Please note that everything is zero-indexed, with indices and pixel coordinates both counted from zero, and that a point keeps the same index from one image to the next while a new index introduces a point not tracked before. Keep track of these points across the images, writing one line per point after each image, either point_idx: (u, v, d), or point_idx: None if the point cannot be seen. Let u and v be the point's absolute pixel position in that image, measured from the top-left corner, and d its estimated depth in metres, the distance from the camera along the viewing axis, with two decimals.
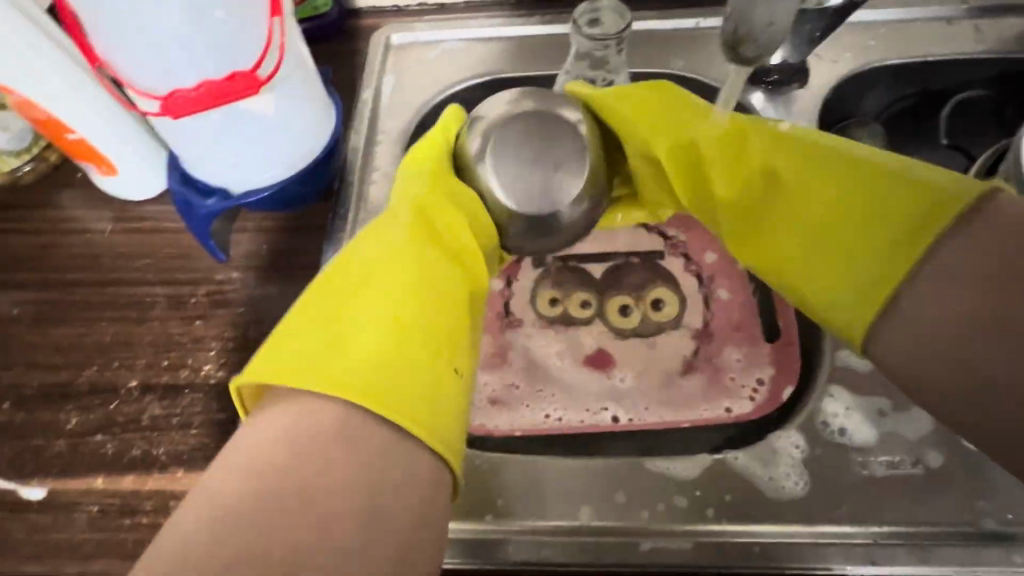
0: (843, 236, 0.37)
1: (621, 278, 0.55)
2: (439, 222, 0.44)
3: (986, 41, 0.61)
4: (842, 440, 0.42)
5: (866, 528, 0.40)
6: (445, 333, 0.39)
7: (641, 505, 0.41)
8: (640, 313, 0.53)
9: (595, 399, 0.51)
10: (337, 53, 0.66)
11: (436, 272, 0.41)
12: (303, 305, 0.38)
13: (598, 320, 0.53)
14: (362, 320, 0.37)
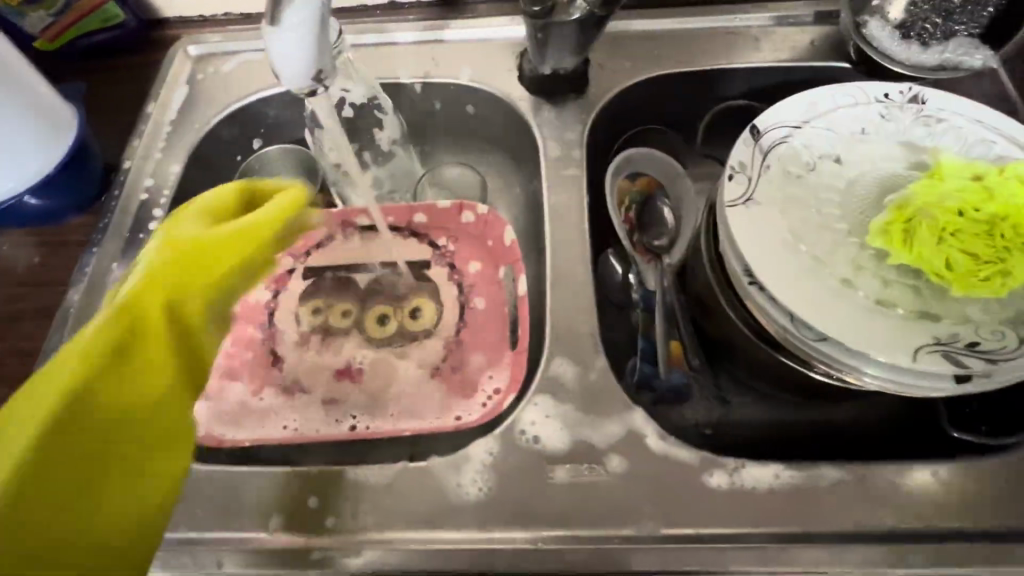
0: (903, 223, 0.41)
1: (384, 288, 0.56)
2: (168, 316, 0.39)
3: (761, 50, 0.63)
4: (534, 447, 0.44)
5: (537, 532, 0.41)
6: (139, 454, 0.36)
7: (331, 512, 0.42)
8: (397, 323, 0.55)
9: (341, 409, 0.51)
10: (137, 63, 0.66)
11: (132, 404, 0.36)
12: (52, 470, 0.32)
13: (356, 330, 0.54)
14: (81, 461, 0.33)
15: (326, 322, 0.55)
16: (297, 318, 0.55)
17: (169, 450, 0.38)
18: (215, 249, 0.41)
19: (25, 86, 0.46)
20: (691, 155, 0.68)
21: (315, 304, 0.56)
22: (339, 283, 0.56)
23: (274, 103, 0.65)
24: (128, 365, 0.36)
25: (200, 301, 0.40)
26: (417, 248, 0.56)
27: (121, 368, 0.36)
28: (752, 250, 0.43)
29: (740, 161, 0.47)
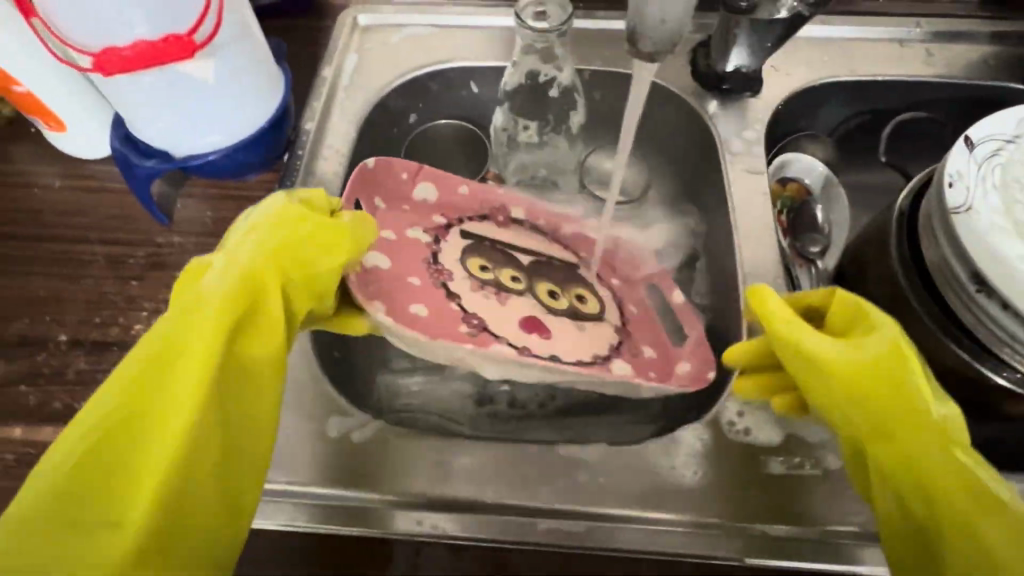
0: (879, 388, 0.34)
1: (546, 268, 0.53)
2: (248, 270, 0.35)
3: (934, 65, 0.63)
4: (746, 438, 0.44)
5: (758, 523, 0.41)
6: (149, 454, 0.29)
7: (544, 483, 0.42)
8: (568, 301, 0.51)
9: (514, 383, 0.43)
10: (304, 28, 0.66)
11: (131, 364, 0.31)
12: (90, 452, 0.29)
13: (530, 293, 0.50)
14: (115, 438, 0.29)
15: (496, 280, 0.50)
16: (464, 267, 0.50)
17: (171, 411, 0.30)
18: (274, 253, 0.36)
19: (258, 43, 0.46)
20: (844, 164, 0.68)
21: (479, 263, 0.51)
22: (505, 248, 0.53)
23: (440, 78, 0.65)
24: (169, 339, 0.32)
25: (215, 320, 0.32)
26: (594, 232, 0.57)
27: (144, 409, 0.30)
28: (982, 258, 0.43)
29: (957, 170, 0.47)
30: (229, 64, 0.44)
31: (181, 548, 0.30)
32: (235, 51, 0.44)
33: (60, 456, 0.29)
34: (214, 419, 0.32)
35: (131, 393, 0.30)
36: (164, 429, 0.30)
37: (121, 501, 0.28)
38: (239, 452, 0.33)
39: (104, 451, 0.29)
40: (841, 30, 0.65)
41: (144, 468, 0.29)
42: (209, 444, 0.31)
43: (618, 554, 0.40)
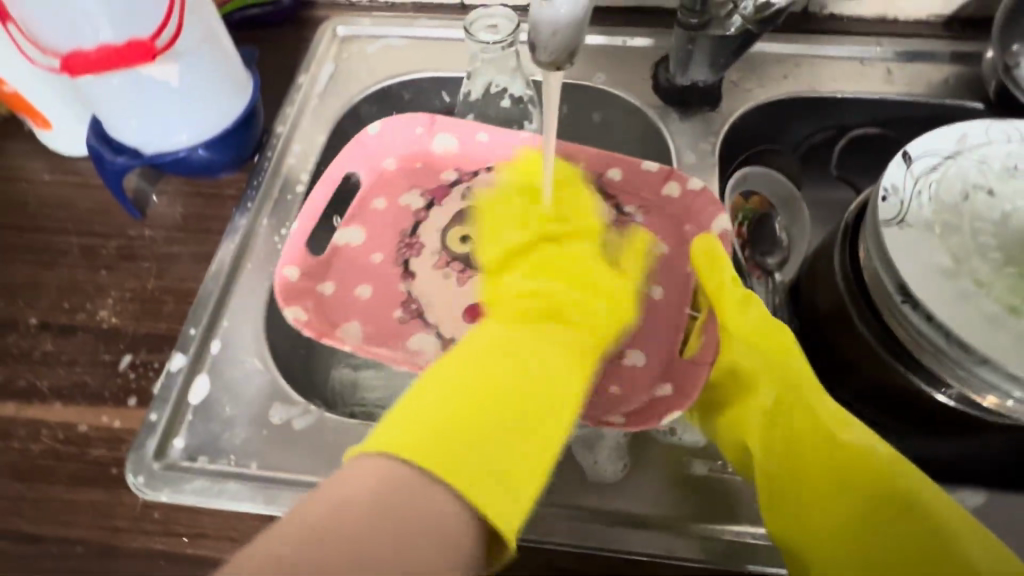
0: (793, 451, 0.40)
1: None
2: (558, 260, 0.45)
3: (894, 83, 0.64)
4: (671, 436, 0.45)
5: (675, 521, 0.41)
6: (527, 408, 0.36)
7: None
8: None
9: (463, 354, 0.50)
10: (286, 38, 0.70)
11: (507, 336, 0.40)
12: (444, 397, 0.36)
13: None
14: (467, 386, 0.36)
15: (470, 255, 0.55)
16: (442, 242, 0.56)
17: (495, 361, 0.38)
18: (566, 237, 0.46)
19: (223, 49, 0.49)
20: (807, 179, 0.69)
21: (463, 232, 0.56)
22: None
23: (412, 87, 0.68)
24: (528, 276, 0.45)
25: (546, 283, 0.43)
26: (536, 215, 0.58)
27: (497, 360, 0.38)
28: (907, 268, 0.44)
29: (892, 184, 0.48)
30: (191, 68, 0.47)
31: (487, 460, 0.33)
32: (199, 55, 0.47)
33: (419, 398, 0.36)
34: (529, 387, 0.37)
35: (490, 355, 0.39)
36: (499, 386, 0.37)
37: (440, 429, 0.33)
38: (551, 398, 0.37)
39: (426, 400, 0.36)
40: (804, 48, 0.66)
41: (469, 406, 0.35)
42: (549, 390, 0.37)
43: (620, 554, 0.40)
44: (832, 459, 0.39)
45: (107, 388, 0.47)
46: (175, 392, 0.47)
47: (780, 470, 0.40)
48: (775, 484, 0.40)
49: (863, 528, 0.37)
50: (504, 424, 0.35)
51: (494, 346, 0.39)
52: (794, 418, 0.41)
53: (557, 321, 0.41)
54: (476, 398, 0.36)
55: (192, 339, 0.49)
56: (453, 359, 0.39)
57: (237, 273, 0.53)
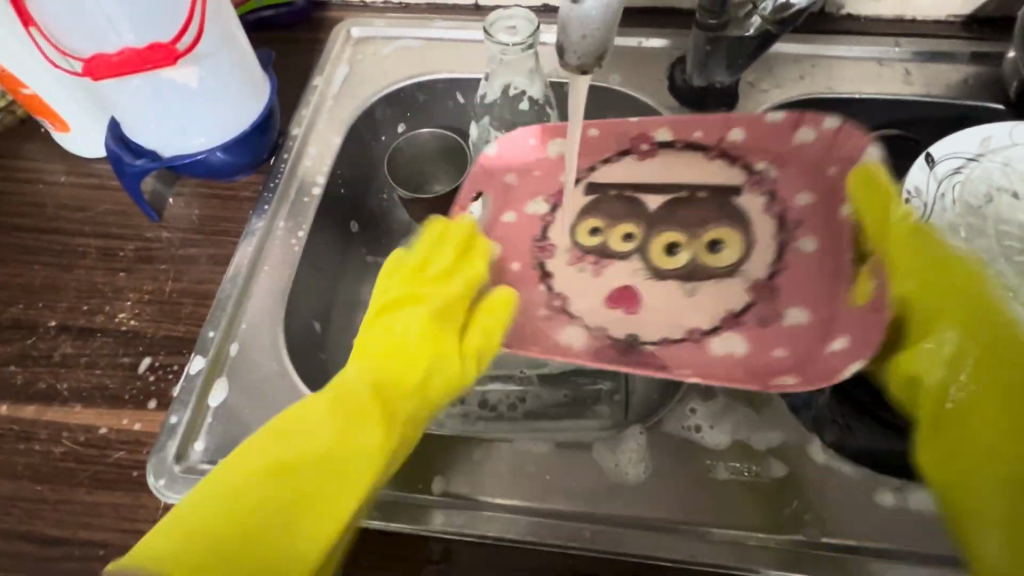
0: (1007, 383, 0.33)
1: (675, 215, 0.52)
2: (408, 367, 0.40)
3: (913, 84, 0.63)
4: (694, 435, 0.45)
5: (697, 525, 0.41)
6: (244, 513, 0.32)
7: (489, 475, 0.44)
8: (690, 255, 0.51)
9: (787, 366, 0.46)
10: (300, 40, 0.70)
11: (316, 406, 0.37)
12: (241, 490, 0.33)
13: (639, 256, 0.51)
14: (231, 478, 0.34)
15: (606, 244, 0.52)
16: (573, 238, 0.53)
17: (297, 456, 0.35)
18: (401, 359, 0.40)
19: (242, 51, 0.49)
20: None
21: (594, 224, 0.53)
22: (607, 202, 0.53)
23: (426, 88, 0.67)
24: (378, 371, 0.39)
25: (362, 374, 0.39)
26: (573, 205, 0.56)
27: (337, 473, 0.35)
28: None
29: (914, 186, 0.47)
30: (211, 71, 0.47)
31: (297, 544, 0.33)
32: (218, 57, 0.47)
33: (288, 424, 0.37)
34: (323, 438, 0.36)
35: (264, 465, 0.34)
36: (306, 431, 0.36)
37: (257, 485, 0.33)
38: (343, 445, 0.36)
39: (290, 436, 0.36)
40: (821, 48, 0.65)
41: (303, 449, 0.35)
42: (286, 495, 0.33)
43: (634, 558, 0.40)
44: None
45: (126, 391, 0.47)
46: (194, 395, 0.47)
47: (983, 399, 0.34)
48: (944, 416, 0.34)
49: None
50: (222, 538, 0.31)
51: (309, 446, 0.35)
52: (999, 349, 0.34)
53: (365, 363, 0.40)
54: (233, 508, 0.32)
55: (210, 341, 0.49)
56: (261, 436, 0.36)
57: (254, 275, 0.53)
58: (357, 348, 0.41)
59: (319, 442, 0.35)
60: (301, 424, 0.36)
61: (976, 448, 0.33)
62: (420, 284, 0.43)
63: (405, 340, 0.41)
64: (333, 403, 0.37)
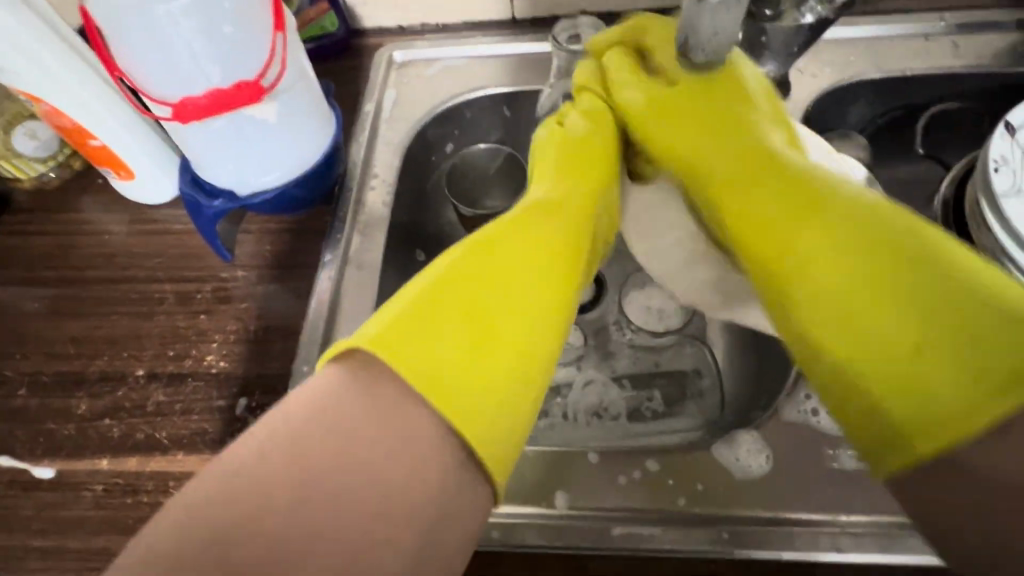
0: (891, 290, 0.32)
1: None
2: (578, 193, 0.45)
3: (963, 56, 0.63)
4: (812, 426, 0.44)
5: (833, 518, 0.40)
6: (465, 354, 0.34)
7: (610, 485, 0.43)
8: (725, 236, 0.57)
9: None
10: (344, 70, 0.70)
11: (523, 229, 0.41)
12: (453, 270, 0.37)
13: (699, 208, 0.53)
14: (450, 287, 0.37)
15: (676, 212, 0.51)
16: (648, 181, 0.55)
17: (490, 278, 0.38)
18: (575, 203, 0.44)
19: (312, 84, 0.49)
20: (879, 160, 0.68)
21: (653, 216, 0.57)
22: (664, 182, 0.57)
23: (474, 104, 0.67)
24: (562, 209, 0.43)
25: (549, 201, 0.43)
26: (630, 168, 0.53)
27: (525, 323, 0.37)
28: None
29: (1002, 155, 0.47)
30: (288, 105, 0.47)
31: (483, 401, 0.34)
32: (294, 91, 0.47)
33: (418, 339, 0.34)
34: (512, 305, 0.37)
35: (459, 274, 0.37)
36: (488, 327, 0.36)
37: (462, 371, 0.34)
38: (532, 324, 0.38)
39: (441, 340, 0.34)
40: (865, 29, 0.65)
41: (473, 333, 0.35)
42: (490, 334, 0.36)
43: (771, 557, 0.39)
44: (923, 345, 0.30)
45: (228, 434, 0.47)
46: None
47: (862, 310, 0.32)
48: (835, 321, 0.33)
49: (923, 335, 0.30)
50: (452, 347, 0.34)
51: (518, 290, 0.38)
52: (884, 283, 0.32)
53: (555, 255, 0.41)
54: (443, 318, 0.35)
55: (306, 375, 0.48)
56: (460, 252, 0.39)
57: (338, 305, 0.52)
58: (491, 244, 0.40)
59: (512, 334, 0.37)
60: (497, 266, 0.38)
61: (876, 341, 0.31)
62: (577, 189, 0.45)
63: (558, 164, 0.47)
64: (478, 314, 0.36)
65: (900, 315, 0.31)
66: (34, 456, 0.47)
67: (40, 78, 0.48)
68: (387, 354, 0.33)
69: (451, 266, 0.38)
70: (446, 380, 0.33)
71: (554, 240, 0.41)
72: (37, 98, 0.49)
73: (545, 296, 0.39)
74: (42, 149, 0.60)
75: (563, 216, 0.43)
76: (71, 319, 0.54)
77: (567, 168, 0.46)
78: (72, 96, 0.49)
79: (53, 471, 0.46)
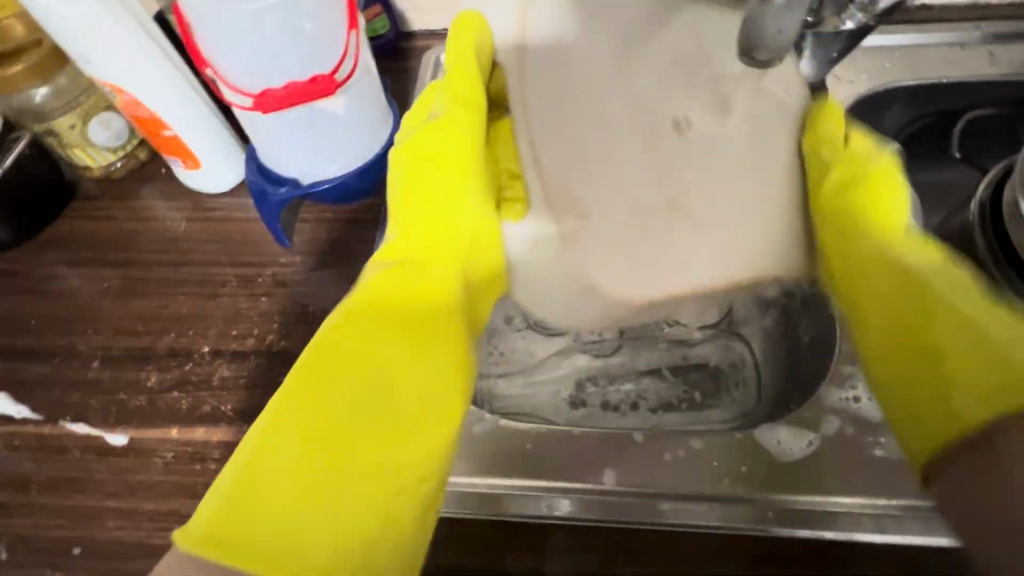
0: (932, 348, 0.40)
1: None
2: (417, 286, 0.42)
3: (999, 64, 0.65)
4: (852, 413, 0.46)
5: (875, 501, 0.42)
6: (312, 479, 0.33)
7: (656, 464, 0.45)
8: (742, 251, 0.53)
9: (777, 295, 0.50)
10: (393, 71, 0.73)
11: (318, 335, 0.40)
12: (283, 397, 0.35)
13: None
14: (283, 427, 0.34)
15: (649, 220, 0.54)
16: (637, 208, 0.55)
17: (319, 390, 0.36)
18: (408, 303, 0.41)
19: (376, 80, 0.52)
20: (913, 164, 0.70)
21: None
22: None
23: None
24: (373, 312, 0.40)
25: (394, 304, 0.41)
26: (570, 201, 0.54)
27: (367, 429, 0.36)
28: None
29: None
30: (355, 99, 0.50)
31: (348, 518, 0.33)
32: (361, 86, 0.50)
33: (266, 472, 0.33)
34: (348, 417, 0.35)
35: (276, 407, 0.35)
36: (353, 456, 0.35)
37: (305, 523, 0.32)
38: (383, 448, 0.36)
39: (279, 479, 0.33)
40: (902, 37, 0.67)
41: (343, 460, 0.34)
42: (341, 463, 0.34)
43: (815, 536, 0.41)
44: (921, 340, 0.41)
45: None
46: None
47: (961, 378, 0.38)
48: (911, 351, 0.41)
49: (942, 368, 0.39)
50: (297, 487, 0.33)
51: (361, 397, 0.36)
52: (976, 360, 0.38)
53: (389, 343, 0.39)
54: (254, 464, 0.33)
55: None
56: (302, 369, 0.37)
57: None
58: (358, 369, 0.37)
59: (362, 447, 0.35)
60: (332, 373, 0.37)
61: (925, 374, 0.40)
62: (428, 278, 0.43)
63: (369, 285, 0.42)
64: (331, 440, 0.34)
65: (965, 369, 0.38)
66: (107, 424, 0.50)
67: (128, 70, 0.51)
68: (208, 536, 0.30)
69: (297, 401, 0.35)
70: (286, 517, 0.32)
71: (408, 341, 0.40)
72: (120, 90, 0.53)
73: (384, 394, 0.37)
74: (113, 139, 0.63)
75: (374, 323, 0.40)
76: (139, 298, 0.57)
77: (383, 287, 0.42)
78: (152, 88, 0.53)
79: (125, 439, 0.49)
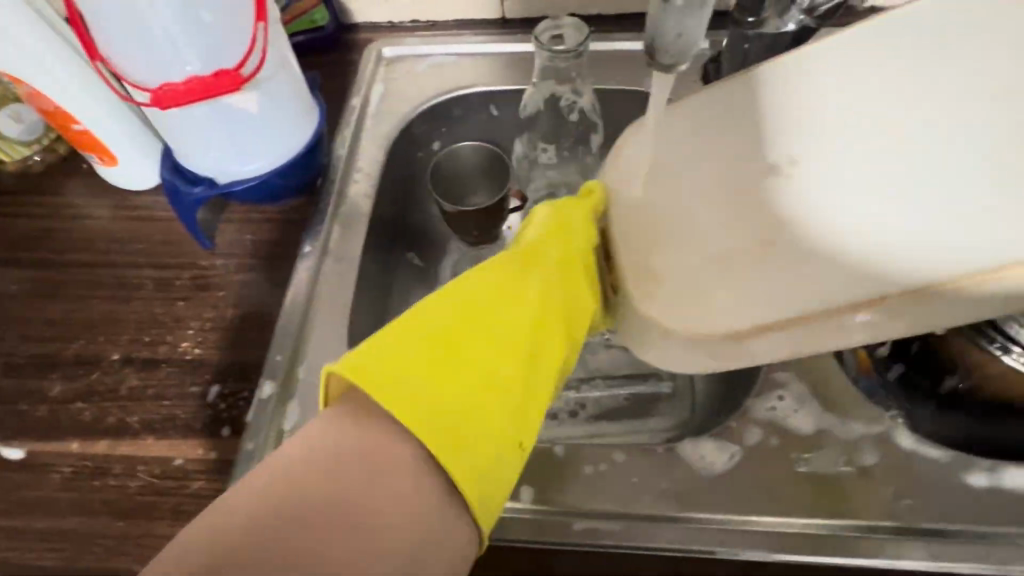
0: None
1: None
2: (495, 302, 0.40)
3: None
4: (777, 427, 0.45)
5: (794, 520, 0.41)
6: (463, 433, 0.34)
7: (576, 480, 0.43)
8: None
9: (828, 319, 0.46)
10: (333, 65, 0.71)
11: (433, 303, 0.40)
12: (385, 339, 0.37)
13: None
14: (374, 346, 0.36)
15: None
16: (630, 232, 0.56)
17: (394, 361, 0.35)
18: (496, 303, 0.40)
19: (296, 74, 0.49)
20: None
21: None
22: None
23: (461, 102, 0.68)
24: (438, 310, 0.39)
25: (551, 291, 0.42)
26: None
27: (457, 374, 0.36)
28: None
29: None
30: (270, 95, 0.47)
31: (479, 470, 0.33)
32: (276, 81, 0.47)
33: (345, 390, 0.34)
34: (454, 397, 0.35)
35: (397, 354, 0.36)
36: (482, 355, 0.38)
37: (427, 448, 0.33)
38: (486, 419, 0.35)
39: (404, 394, 0.33)
40: None
41: (466, 400, 0.35)
42: (476, 431, 0.34)
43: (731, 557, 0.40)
44: None
45: (198, 420, 0.47)
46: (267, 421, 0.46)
47: None
48: None
49: None
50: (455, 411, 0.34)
51: (410, 394, 0.34)
52: None
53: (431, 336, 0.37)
54: (370, 372, 0.34)
55: (279, 365, 0.48)
56: (361, 349, 0.35)
57: (314, 297, 0.52)
58: (472, 333, 0.38)
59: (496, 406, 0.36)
60: (421, 339, 0.37)
61: None
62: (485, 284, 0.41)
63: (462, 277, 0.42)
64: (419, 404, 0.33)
65: None
66: (4, 437, 0.47)
67: (26, 61, 0.48)
68: (361, 378, 0.33)
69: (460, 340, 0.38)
70: (447, 429, 0.33)
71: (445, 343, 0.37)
72: (20, 80, 0.50)
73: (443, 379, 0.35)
74: (29, 132, 0.60)
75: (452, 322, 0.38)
76: (48, 302, 0.54)
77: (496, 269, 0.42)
78: (55, 79, 0.49)
79: (22, 453, 0.47)
